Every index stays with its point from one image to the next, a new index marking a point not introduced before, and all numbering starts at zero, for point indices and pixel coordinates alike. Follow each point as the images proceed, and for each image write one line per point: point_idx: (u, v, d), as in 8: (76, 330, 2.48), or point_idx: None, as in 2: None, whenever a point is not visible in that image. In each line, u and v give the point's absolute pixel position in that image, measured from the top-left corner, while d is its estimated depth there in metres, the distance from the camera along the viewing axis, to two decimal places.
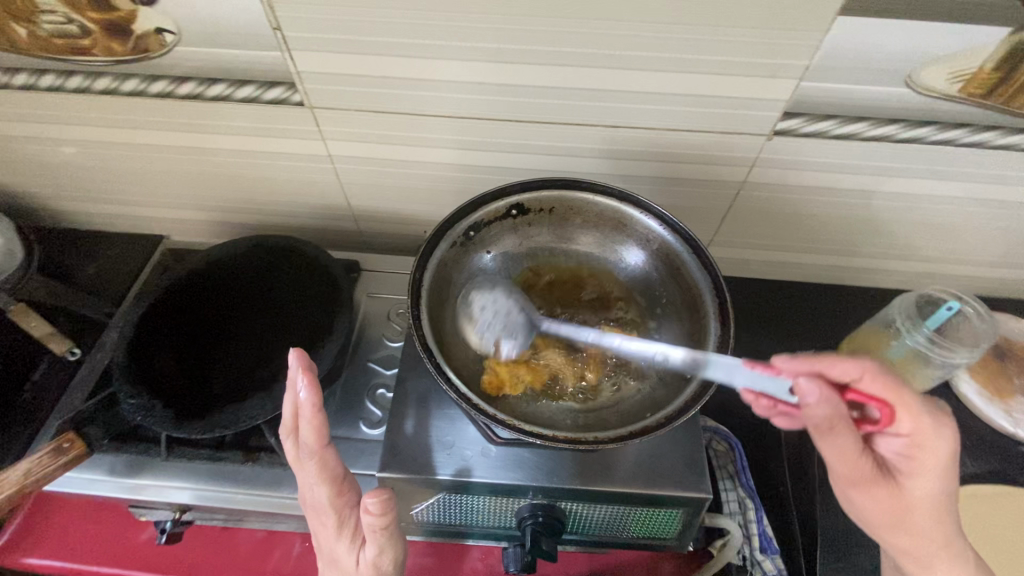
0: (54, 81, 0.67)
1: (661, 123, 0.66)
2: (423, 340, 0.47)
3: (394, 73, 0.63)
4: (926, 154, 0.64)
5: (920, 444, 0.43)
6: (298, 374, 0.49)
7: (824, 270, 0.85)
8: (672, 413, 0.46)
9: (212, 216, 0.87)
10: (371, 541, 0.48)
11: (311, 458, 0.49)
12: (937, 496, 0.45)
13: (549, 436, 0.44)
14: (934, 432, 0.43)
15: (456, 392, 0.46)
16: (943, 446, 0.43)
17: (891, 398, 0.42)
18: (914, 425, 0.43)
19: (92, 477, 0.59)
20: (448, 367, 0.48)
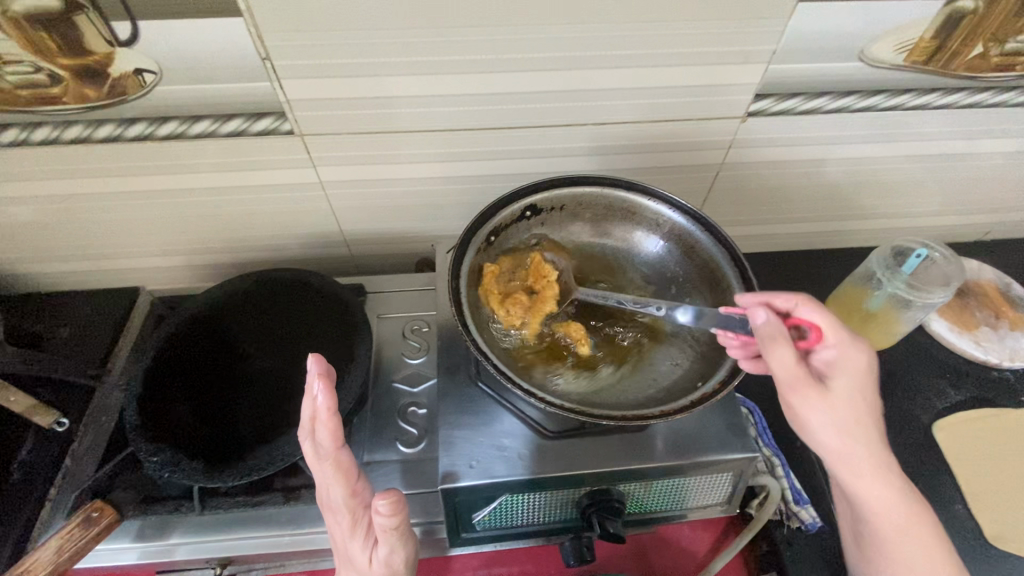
0: (16, 135, 0.63)
1: (644, 116, 0.70)
2: (476, 345, 0.48)
3: (387, 93, 0.64)
4: (880, 121, 0.71)
5: (848, 360, 0.48)
6: (314, 378, 0.48)
7: (797, 238, 0.92)
8: (722, 379, 0.49)
9: (193, 259, 0.83)
10: (384, 540, 0.47)
11: (326, 460, 0.47)
12: (861, 412, 0.47)
13: (619, 419, 0.46)
14: (855, 347, 0.48)
15: (521, 390, 0.47)
16: (860, 359, 0.48)
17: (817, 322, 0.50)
18: (841, 336, 0.48)
19: (117, 547, 0.55)
20: (504, 368, 0.49)
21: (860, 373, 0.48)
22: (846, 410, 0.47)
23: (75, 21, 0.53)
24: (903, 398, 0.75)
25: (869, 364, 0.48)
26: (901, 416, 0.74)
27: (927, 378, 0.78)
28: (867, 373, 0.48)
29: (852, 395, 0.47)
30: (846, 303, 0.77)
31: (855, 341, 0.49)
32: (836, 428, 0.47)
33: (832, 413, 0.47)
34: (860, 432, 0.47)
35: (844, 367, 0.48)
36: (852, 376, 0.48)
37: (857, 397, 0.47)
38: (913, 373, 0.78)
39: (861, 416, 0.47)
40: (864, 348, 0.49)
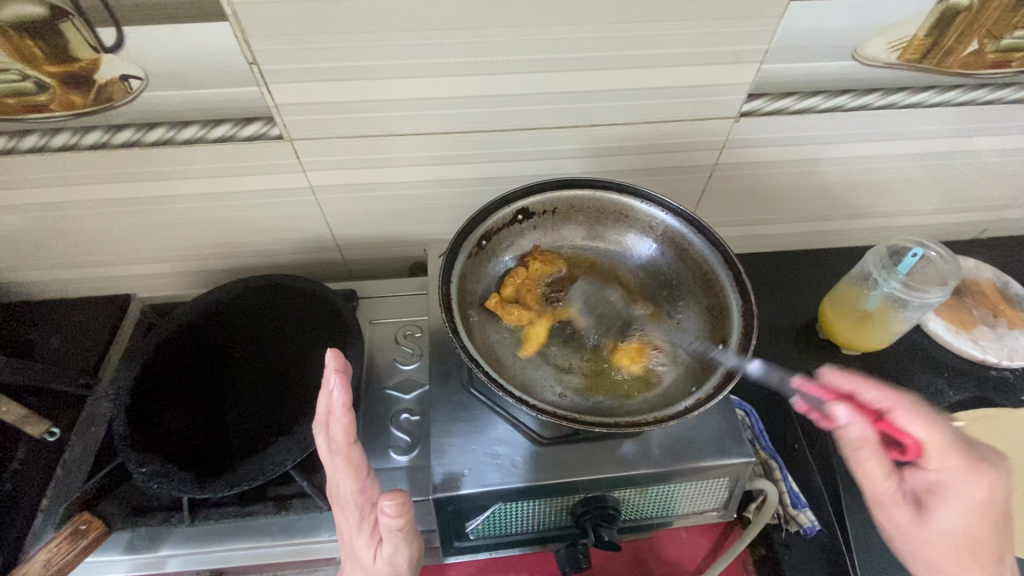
0: (4, 144, 0.62)
1: (637, 117, 0.69)
2: (467, 351, 0.47)
3: (378, 96, 0.63)
4: (874, 120, 0.71)
5: (956, 488, 0.46)
6: (331, 371, 0.47)
7: (792, 238, 0.91)
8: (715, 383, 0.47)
9: (186, 265, 0.83)
10: (388, 541, 0.46)
11: (337, 455, 0.46)
12: (969, 549, 0.46)
13: (610, 423, 0.46)
14: (969, 477, 0.45)
15: (512, 396, 0.46)
16: (971, 487, 0.45)
17: (927, 442, 0.46)
18: (950, 460, 0.46)
19: (108, 559, 0.55)
20: (495, 374, 0.48)
21: (972, 503, 0.45)
22: (940, 537, 0.47)
23: (60, 27, 0.52)
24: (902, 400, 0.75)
25: (984, 496, 0.45)
26: None
27: (926, 378, 0.77)
28: (979, 504, 0.45)
29: (952, 521, 0.46)
30: (842, 304, 0.77)
31: (967, 469, 0.46)
32: (923, 551, 0.47)
33: (922, 534, 0.47)
34: (956, 562, 0.46)
35: (948, 491, 0.46)
36: (954, 504, 0.46)
37: (959, 526, 0.46)
38: (912, 373, 0.78)
39: (965, 550, 0.46)
40: (980, 475, 0.45)
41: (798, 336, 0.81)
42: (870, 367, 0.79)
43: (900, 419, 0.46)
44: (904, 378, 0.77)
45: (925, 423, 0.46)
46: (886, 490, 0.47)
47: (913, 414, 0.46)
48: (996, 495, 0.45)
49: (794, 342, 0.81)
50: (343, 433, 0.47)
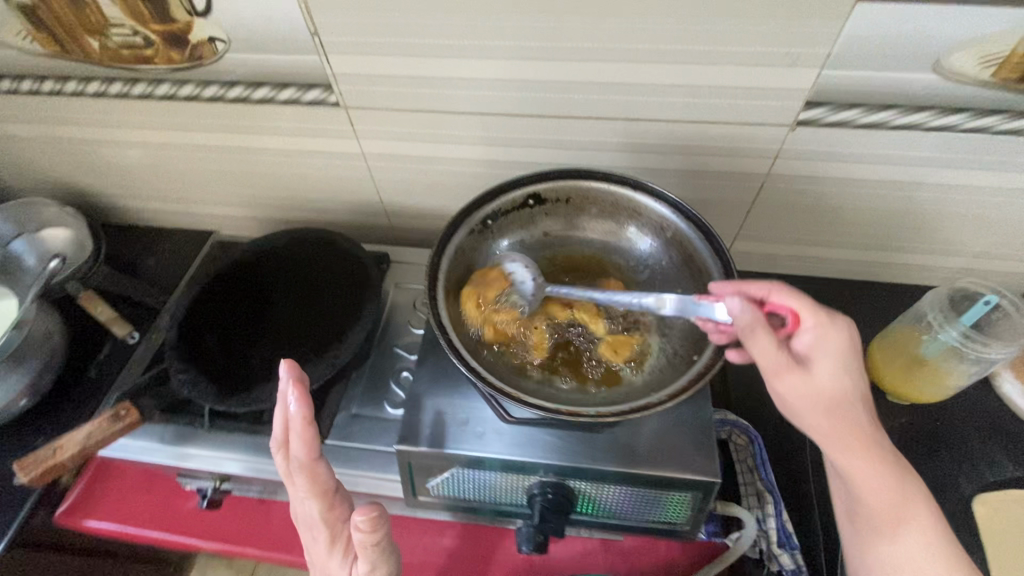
0: (122, 88, 0.74)
1: (680, 115, 0.66)
2: (439, 319, 0.50)
3: (426, 73, 0.67)
4: (957, 144, 0.62)
5: (826, 340, 0.49)
6: (289, 392, 0.53)
7: (856, 266, 0.83)
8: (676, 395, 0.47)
9: (256, 212, 0.94)
10: (363, 558, 0.54)
11: (302, 475, 0.53)
12: (844, 387, 0.48)
13: (557, 412, 0.46)
14: (835, 327, 0.50)
15: (468, 368, 0.48)
16: (836, 334, 0.49)
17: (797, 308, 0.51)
18: (818, 317, 0.50)
19: (144, 445, 0.65)
20: (462, 345, 0.50)
21: (840, 352, 0.49)
22: (826, 388, 0.48)
23: None
24: (948, 463, 0.69)
25: (846, 341, 0.49)
26: (934, 482, 0.68)
27: (980, 445, 0.70)
28: (846, 350, 0.49)
29: (832, 370, 0.48)
30: (891, 346, 0.69)
31: (831, 322, 0.50)
32: (815, 404, 0.48)
33: (814, 390, 0.48)
34: (842, 410, 0.48)
35: (824, 346, 0.49)
36: (830, 353, 0.49)
37: (838, 376, 0.48)
38: (965, 437, 0.71)
39: (839, 389, 0.48)
40: (841, 326, 0.50)
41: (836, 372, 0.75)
42: (915, 422, 0.72)
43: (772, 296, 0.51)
44: (954, 441, 0.71)
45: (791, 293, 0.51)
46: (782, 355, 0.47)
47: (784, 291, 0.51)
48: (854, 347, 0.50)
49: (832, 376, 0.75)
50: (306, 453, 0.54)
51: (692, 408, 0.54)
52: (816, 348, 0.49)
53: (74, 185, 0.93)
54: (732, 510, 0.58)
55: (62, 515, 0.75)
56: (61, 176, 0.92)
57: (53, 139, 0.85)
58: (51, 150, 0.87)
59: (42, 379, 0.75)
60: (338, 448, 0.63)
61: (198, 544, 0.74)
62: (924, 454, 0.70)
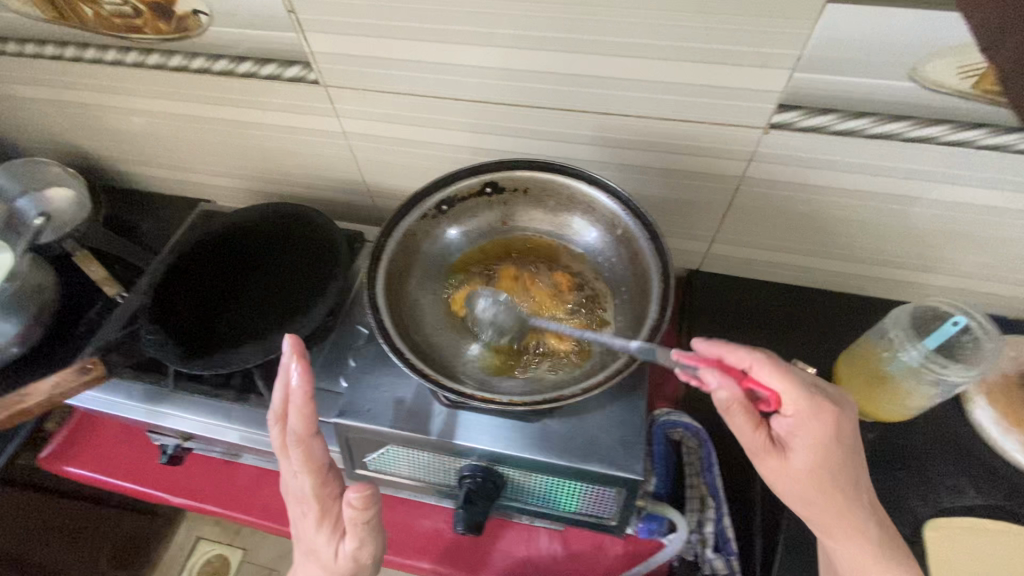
0: (116, 56, 0.77)
1: (651, 111, 0.64)
2: (373, 298, 0.51)
3: (399, 56, 0.66)
4: (937, 156, 0.60)
5: (807, 428, 0.49)
6: (293, 358, 0.49)
7: (837, 276, 0.81)
8: (592, 386, 0.47)
9: (246, 184, 0.96)
10: (353, 535, 0.49)
11: (297, 448, 0.48)
12: (827, 478, 0.49)
13: (474, 396, 0.47)
14: (818, 416, 0.49)
15: (393, 347, 0.49)
16: (818, 425, 0.49)
17: (782, 393, 0.49)
18: (801, 404, 0.49)
19: (113, 399, 0.68)
20: (394, 325, 0.51)
21: (820, 439, 0.49)
22: (803, 474, 0.50)
23: None
24: (904, 484, 0.67)
25: (826, 432, 0.49)
26: (889, 502, 0.66)
27: (941, 469, 0.68)
28: (825, 439, 0.49)
29: (807, 458, 0.49)
30: (856, 361, 0.68)
31: (815, 409, 0.49)
32: (791, 491, 0.51)
33: (788, 473, 0.50)
34: (815, 493, 0.50)
35: (803, 434, 0.49)
36: (807, 443, 0.49)
37: (814, 463, 0.49)
38: (928, 459, 0.69)
39: (822, 480, 0.49)
40: (826, 415, 0.49)
41: None
42: (877, 439, 0.71)
43: (760, 376, 0.49)
44: (916, 462, 0.69)
45: (781, 377, 0.49)
46: (757, 444, 0.50)
47: (770, 370, 0.49)
48: (838, 434, 0.49)
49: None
50: (303, 425, 0.50)
51: (625, 404, 0.54)
52: (794, 434, 0.49)
53: (79, 147, 0.97)
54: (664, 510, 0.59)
55: (43, 459, 0.79)
56: (66, 137, 0.96)
57: (56, 102, 0.88)
58: (56, 113, 0.90)
59: (33, 331, 0.80)
60: None
61: (166, 497, 0.78)
62: (881, 473, 0.68)
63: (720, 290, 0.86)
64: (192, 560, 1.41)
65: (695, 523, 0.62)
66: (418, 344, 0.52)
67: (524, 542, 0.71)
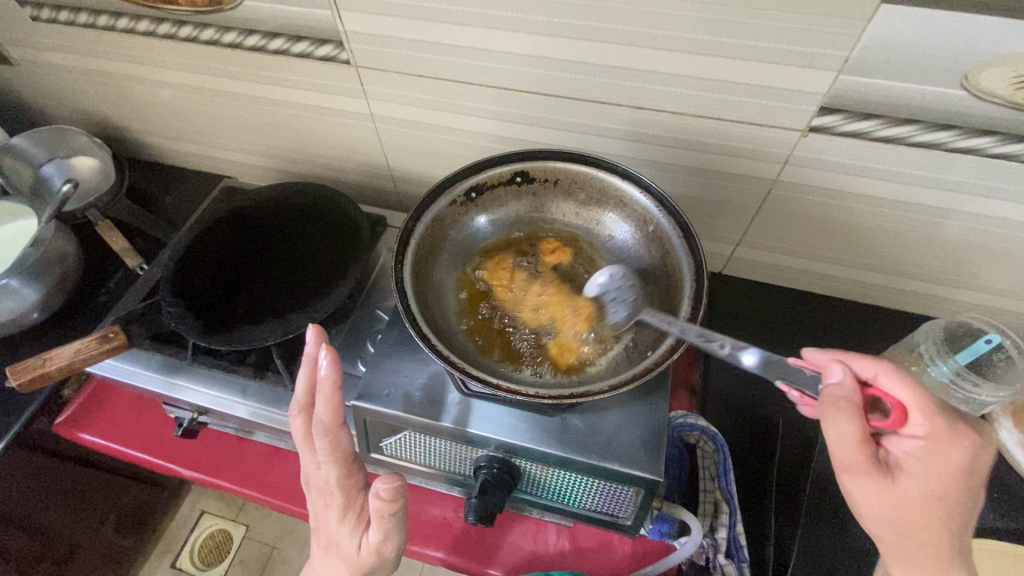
0: (149, 27, 0.76)
1: (686, 108, 0.63)
2: (401, 283, 0.50)
3: (433, 39, 0.65)
4: (982, 169, 0.58)
5: (933, 455, 0.43)
6: (321, 347, 0.48)
7: (864, 287, 0.80)
8: (619, 383, 0.47)
9: (270, 162, 0.96)
10: (376, 527, 0.48)
11: (323, 439, 0.47)
12: (935, 507, 0.44)
13: (499, 386, 0.47)
14: (946, 438, 0.43)
15: (419, 333, 0.48)
16: (950, 450, 0.43)
17: (915, 411, 0.44)
18: (935, 424, 0.44)
19: (133, 369, 0.68)
20: (420, 311, 0.50)
21: (948, 470, 0.43)
22: (909, 497, 0.44)
23: None
24: None
25: (959, 462, 0.43)
26: None
27: None
28: (955, 470, 0.43)
29: (924, 483, 0.44)
30: None
31: (951, 434, 0.44)
32: (883, 516, 0.44)
33: (890, 497, 0.44)
34: (916, 522, 0.44)
35: (927, 459, 0.43)
36: (931, 466, 0.43)
37: (931, 492, 0.44)
38: None
39: (927, 508, 0.43)
40: (961, 445, 0.44)
41: None
42: None
43: (889, 388, 0.45)
44: None
45: (913, 394, 0.44)
46: (862, 457, 0.43)
47: (898, 381, 0.45)
48: (969, 467, 0.44)
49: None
50: (329, 415, 0.49)
51: (647, 404, 0.54)
52: (913, 455, 0.44)
53: (105, 117, 0.97)
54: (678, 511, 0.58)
55: (58, 425, 0.80)
56: (93, 107, 0.96)
57: (86, 71, 0.88)
58: (85, 81, 0.90)
59: (53, 298, 0.80)
60: None
61: (178, 470, 0.78)
62: None
63: (742, 294, 0.84)
64: (196, 533, 1.42)
65: (707, 526, 0.62)
66: (442, 332, 0.51)
67: (533, 536, 0.70)
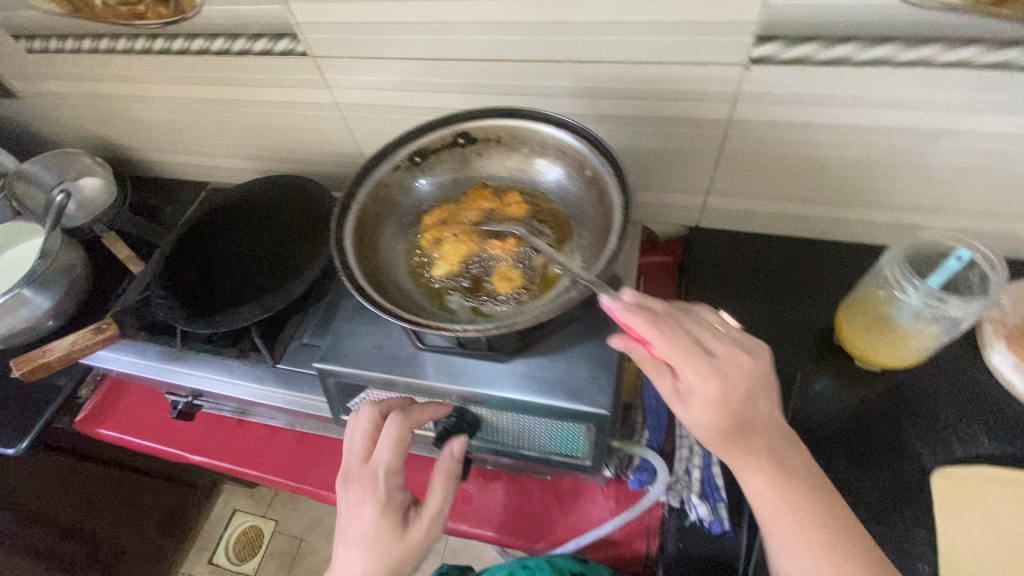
0: (125, 45, 0.82)
1: (626, 57, 0.63)
2: (339, 241, 0.52)
3: (374, 19, 0.67)
4: (932, 80, 0.57)
5: (691, 392, 0.45)
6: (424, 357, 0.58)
7: (844, 224, 0.78)
8: (542, 315, 0.47)
9: (254, 164, 1.01)
10: (435, 500, 0.51)
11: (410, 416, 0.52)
12: (727, 439, 0.46)
13: (425, 327, 0.48)
14: (700, 380, 0.44)
15: (353, 284, 0.50)
16: (707, 391, 0.44)
17: (676, 366, 0.44)
18: (685, 371, 0.44)
19: (131, 360, 0.74)
20: (358, 265, 0.52)
21: (711, 402, 0.44)
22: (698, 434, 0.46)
23: None
24: (911, 433, 0.65)
25: (718, 397, 0.43)
26: (896, 450, 0.64)
27: (955, 418, 0.65)
28: (718, 402, 0.44)
29: (702, 418, 0.45)
30: (860, 308, 0.65)
31: (700, 376, 0.44)
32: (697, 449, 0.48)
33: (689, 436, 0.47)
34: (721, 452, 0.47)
35: (690, 398, 0.45)
36: (703, 402, 0.44)
37: (707, 426, 0.45)
38: (942, 405, 0.66)
39: (723, 441, 0.46)
40: (707, 378, 0.44)
41: (811, 340, 0.74)
42: (887, 391, 0.69)
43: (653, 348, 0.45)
44: (928, 411, 0.66)
45: (667, 349, 0.44)
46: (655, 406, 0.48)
47: (649, 330, 0.44)
48: (732, 396, 0.44)
49: (807, 350, 0.74)
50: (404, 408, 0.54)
51: (595, 343, 0.54)
52: (686, 399, 0.45)
53: (106, 137, 1.05)
54: (637, 449, 0.59)
55: (79, 422, 0.86)
56: (93, 129, 1.03)
57: (81, 96, 0.95)
58: (82, 105, 0.97)
59: (65, 305, 0.86)
60: (289, 371, 0.69)
61: (184, 457, 0.83)
62: (886, 422, 0.66)
63: (718, 246, 0.84)
64: (230, 531, 1.49)
65: (680, 471, 0.62)
66: (382, 284, 0.53)
67: (519, 496, 0.71)
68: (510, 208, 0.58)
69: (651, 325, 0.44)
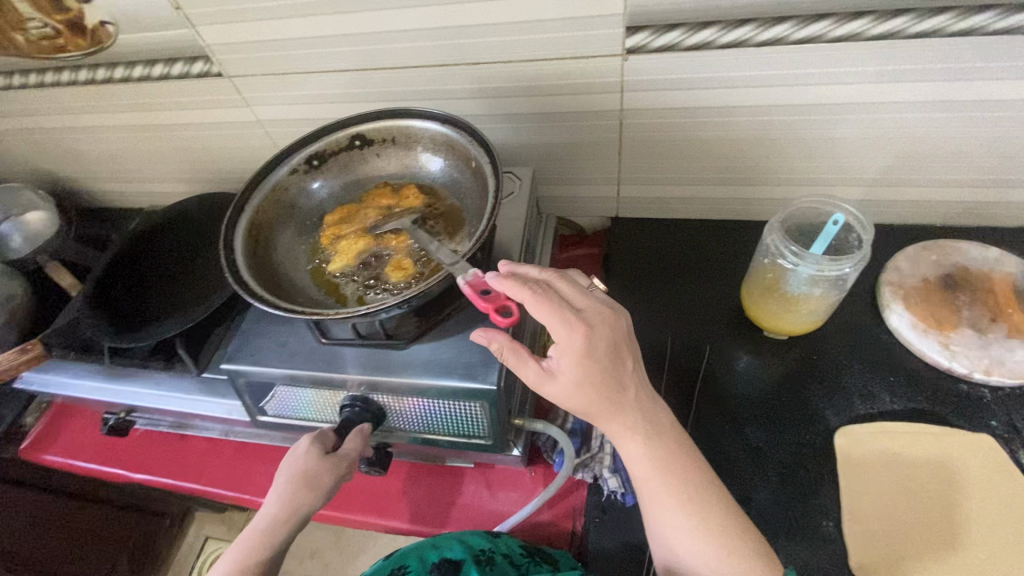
0: (52, 78, 0.85)
1: (515, 55, 0.67)
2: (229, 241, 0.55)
3: (277, 36, 0.70)
4: (793, 58, 0.60)
5: (562, 347, 0.48)
6: None
7: (750, 203, 0.81)
8: (410, 296, 0.50)
9: (193, 186, 1.03)
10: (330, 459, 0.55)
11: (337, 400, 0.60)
12: (597, 392, 0.48)
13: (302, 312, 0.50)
14: (568, 334, 0.48)
15: (238, 279, 0.53)
16: (574, 341, 0.47)
17: (545, 323, 0.48)
18: (554, 326, 0.48)
19: (65, 380, 0.75)
20: (247, 261, 0.55)
21: (577, 355, 0.48)
22: (573, 393, 0.49)
23: None
24: (816, 395, 0.67)
25: (584, 346, 0.47)
26: (802, 413, 0.66)
27: (858, 377, 0.68)
28: (584, 352, 0.48)
29: (570, 370, 0.48)
30: (759, 281, 0.67)
31: (567, 328, 0.48)
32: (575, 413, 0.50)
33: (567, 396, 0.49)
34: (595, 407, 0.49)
35: (561, 353, 0.48)
36: (570, 353, 0.48)
37: (578, 380, 0.48)
38: (846, 368, 0.69)
39: (595, 395, 0.48)
40: (574, 330, 0.48)
41: (722, 312, 0.77)
42: (794, 357, 0.71)
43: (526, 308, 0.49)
44: (833, 373, 0.69)
45: (539, 307, 0.48)
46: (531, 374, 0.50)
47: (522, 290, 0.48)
48: (598, 347, 0.48)
49: (720, 324, 0.76)
50: None
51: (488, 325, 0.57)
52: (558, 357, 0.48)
53: (47, 170, 1.07)
54: (540, 425, 0.62)
55: (24, 450, 0.87)
56: (34, 163, 1.05)
57: (19, 131, 0.98)
58: (19, 140, 1.00)
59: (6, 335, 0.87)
60: (215, 379, 0.71)
61: (125, 476, 0.83)
62: (793, 387, 0.69)
63: (637, 233, 0.86)
64: (202, 559, 1.48)
65: (595, 449, 0.67)
66: (272, 279, 0.56)
67: (449, 489, 0.71)
68: (407, 203, 0.61)
69: (525, 285, 0.49)
